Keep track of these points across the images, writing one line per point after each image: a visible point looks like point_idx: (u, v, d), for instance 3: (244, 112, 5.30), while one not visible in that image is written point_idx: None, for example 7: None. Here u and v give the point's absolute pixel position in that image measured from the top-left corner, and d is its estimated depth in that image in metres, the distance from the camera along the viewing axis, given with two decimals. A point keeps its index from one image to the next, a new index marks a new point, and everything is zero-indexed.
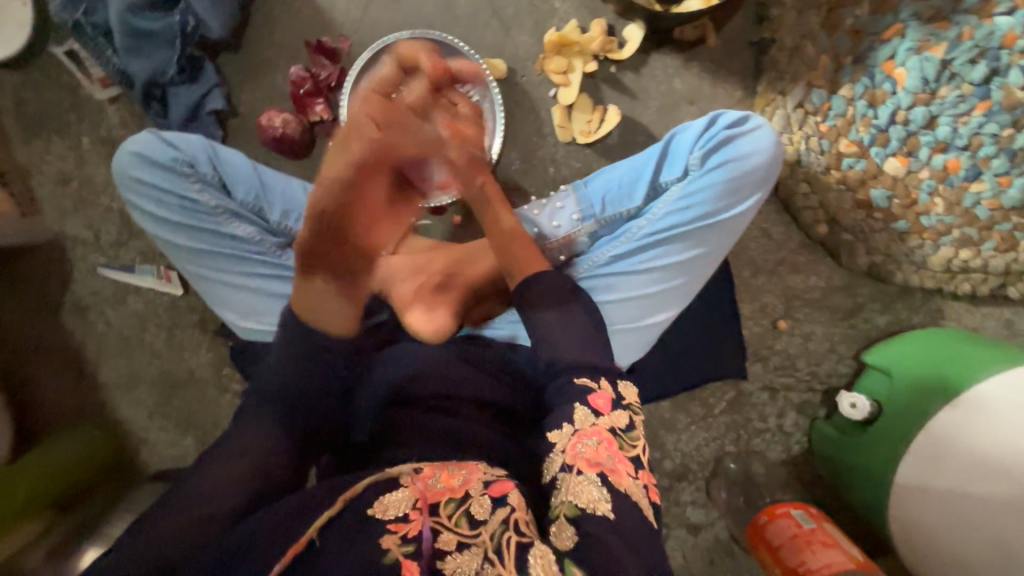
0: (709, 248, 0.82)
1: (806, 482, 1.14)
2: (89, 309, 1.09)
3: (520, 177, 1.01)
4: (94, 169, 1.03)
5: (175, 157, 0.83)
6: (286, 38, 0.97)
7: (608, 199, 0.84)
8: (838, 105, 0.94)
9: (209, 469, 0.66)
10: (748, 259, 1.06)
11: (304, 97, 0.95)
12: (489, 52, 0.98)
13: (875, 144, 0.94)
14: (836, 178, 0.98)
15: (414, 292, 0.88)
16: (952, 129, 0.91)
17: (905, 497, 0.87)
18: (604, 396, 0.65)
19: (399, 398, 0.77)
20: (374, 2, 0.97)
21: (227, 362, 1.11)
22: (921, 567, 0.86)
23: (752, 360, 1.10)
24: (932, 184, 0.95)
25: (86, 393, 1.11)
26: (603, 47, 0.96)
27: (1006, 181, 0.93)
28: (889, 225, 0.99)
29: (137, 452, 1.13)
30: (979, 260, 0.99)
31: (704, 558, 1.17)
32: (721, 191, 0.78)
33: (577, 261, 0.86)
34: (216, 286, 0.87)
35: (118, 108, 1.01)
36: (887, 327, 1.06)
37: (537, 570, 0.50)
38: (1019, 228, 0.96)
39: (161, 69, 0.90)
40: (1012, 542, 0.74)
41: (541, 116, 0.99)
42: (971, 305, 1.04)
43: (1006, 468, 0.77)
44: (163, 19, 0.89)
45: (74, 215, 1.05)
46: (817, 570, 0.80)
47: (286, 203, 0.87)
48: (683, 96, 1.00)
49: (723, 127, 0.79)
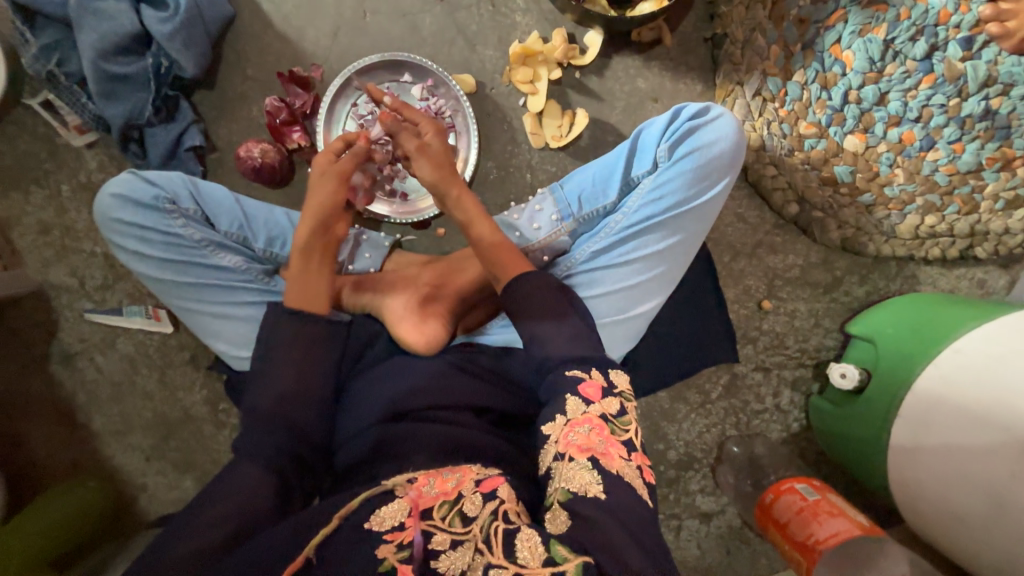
0: (685, 235, 0.84)
1: (809, 458, 1.15)
2: (78, 356, 1.07)
3: (499, 185, 1.03)
4: (75, 215, 1.04)
5: (156, 195, 0.83)
6: (258, 71, 1.00)
7: (584, 197, 0.87)
8: (794, 90, 0.99)
9: (205, 504, 0.65)
10: (727, 244, 1.10)
11: (281, 126, 0.97)
12: (458, 68, 1.01)
13: (833, 124, 0.99)
14: (801, 159, 1.02)
15: (404, 307, 0.89)
16: (902, 104, 0.96)
17: (902, 458, 0.86)
18: (593, 383, 0.66)
19: (398, 410, 0.78)
20: (341, 30, 1.00)
21: (223, 397, 1.10)
22: (931, 525, 0.85)
23: (743, 342, 1.12)
24: (891, 157, 0.99)
25: (77, 444, 1.08)
26: (566, 54, 1.00)
27: (959, 147, 0.98)
28: (856, 199, 1.04)
29: (135, 500, 1.10)
30: (944, 224, 1.04)
31: (719, 546, 1.17)
32: (691, 179, 0.82)
33: (560, 260, 0.88)
34: (206, 318, 0.87)
35: (97, 153, 1.02)
36: (868, 298, 1.10)
37: (525, 552, 0.51)
38: (977, 191, 1.01)
39: (137, 111, 0.91)
40: (1005, 491, 0.72)
41: (513, 124, 1.03)
42: (943, 268, 1.10)
43: (991, 419, 0.74)
44: (137, 62, 0.91)
45: (57, 263, 1.05)
46: (826, 540, 0.81)
47: (270, 230, 0.90)
48: (647, 95, 1.04)
49: (687, 119, 0.83)
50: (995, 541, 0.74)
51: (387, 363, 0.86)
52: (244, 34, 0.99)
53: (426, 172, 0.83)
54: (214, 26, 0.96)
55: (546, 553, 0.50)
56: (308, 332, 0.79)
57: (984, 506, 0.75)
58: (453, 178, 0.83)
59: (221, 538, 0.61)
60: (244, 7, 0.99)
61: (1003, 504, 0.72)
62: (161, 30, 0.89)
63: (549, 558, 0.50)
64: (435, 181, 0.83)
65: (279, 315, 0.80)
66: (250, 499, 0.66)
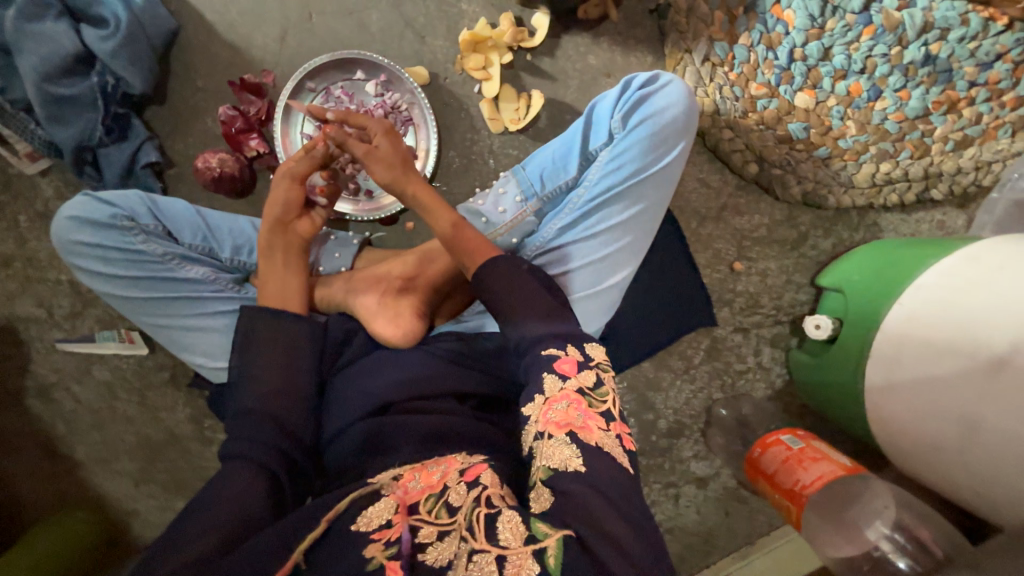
0: (648, 203, 0.86)
1: (795, 412, 1.18)
2: (53, 388, 1.05)
3: (463, 173, 1.04)
4: (36, 245, 1.02)
5: (114, 214, 0.83)
6: (210, 82, 1.00)
7: (545, 176, 0.89)
8: (741, 53, 1.01)
9: (189, 517, 0.63)
10: (692, 210, 1.13)
11: (237, 134, 0.96)
12: (409, 61, 1.02)
13: (782, 83, 1.01)
14: (755, 120, 1.05)
15: (378, 304, 0.89)
16: (846, 57, 0.98)
17: (878, 398, 0.89)
18: (569, 359, 0.67)
19: (381, 404, 0.77)
20: (288, 33, 1.00)
21: (207, 414, 1.09)
22: (908, 457, 0.88)
23: (719, 306, 1.15)
24: (841, 109, 1.02)
25: (63, 478, 1.07)
26: (515, 37, 1.01)
27: (905, 95, 1.00)
28: (812, 154, 1.06)
29: (130, 526, 1.09)
30: (899, 169, 1.06)
31: (717, 508, 1.19)
32: (647, 146, 0.83)
33: (529, 241, 0.89)
34: (179, 333, 0.87)
35: (51, 179, 1.00)
36: (836, 250, 1.14)
37: (507, 533, 0.50)
38: (927, 134, 1.03)
39: (87, 132, 0.91)
40: (972, 413, 0.73)
41: (471, 112, 1.04)
42: (903, 214, 1.14)
43: (950, 345, 0.76)
44: (81, 83, 0.90)
45: (23, 296, 1.03)
46: (811, 484, 0.82)
47: (236, 240, 0.89)
48: (599, 71, 1.07)
49: (637, 89, 0.84)
50: (970, 464, 0.76)
51: (366, 359, 0.86)
52: (191, 46, 0.99)
53: (380, 175, 0.83)
54: (158, 39, 0.95)
55: (528, 532, 0.50)
56: (287, 332, 0.80)
57: (956, 431, 0.76)
58: (407, 174, 0.84)
59: (218, 541, 0.59)
60: (188, 19, 0.98)
61: (974, 426, 0.74)
62: (104, 48, 0.89)
63: (531, 536, 0.49)
64: (390, 181, 0.83)
65: (253, 321, 0.80)
66: (241, 504, 0.64)
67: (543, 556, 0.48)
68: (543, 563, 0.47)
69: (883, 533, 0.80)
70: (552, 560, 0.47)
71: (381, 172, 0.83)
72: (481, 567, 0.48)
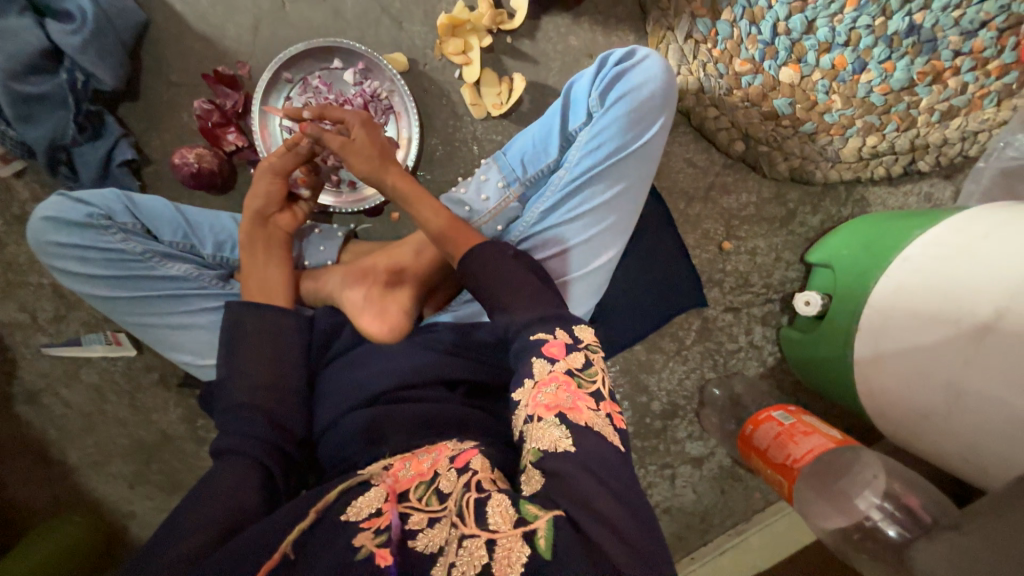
0: (630, 181, 0.85)
1: (788, 389, 1.19)
2: (42, 393, 1.04)
3: (447, 161, 1.04)
4: (15, 249, 1.00)
5: (90, 213, 0.81)
6: (184, 76, 0.98)
7: (526, 160, 0.88)
8: (724, 29, 1.00)
9: (179, 513, 0.62)
10: (680, 190, 1.12)
11: (215, 129, 0.95)
12: (387, 48, 1.00)
13: (766, 58, 1.00)
14: (739, 96, 1.04)
15: (363, 298, 0.87)
16: (830, 29, 0.97)
17: (867, 370, 0.89)
18: (558, 342, 0.66)
19: (370, 397, 0.76)
20: (262, 23, 0.98)
21: (199, 413, 1.09)
22: (899, 427, 0.88)
23: (709, 286, 1.15)
24: (826, 84, 1.01)
25: (57, 483, 1.06)
26: (494, 20, 0.99)
27: (890, 66, 0.99)
28: (798, 129, 1.05)
29: (128, 528, 1.10)
30: (885, 143, 1.05)
31: (713, 487, 1.20)
32: (626, 124, 0.82)
33: (513, 227, 0.88)
34: (163, 332, 0.86)
35: (27, 181, 0.98)
36: (825, 226, 1.14)
37: (497, 517, 0.50)
38: (913, 106, 1.02)
39: (60, 131, 0.89)
40: (961, 381, 0.73)
41: (452, 99, 1.03)
42: (890, 187, 1.14)
43: (935, 314, 0.76)
44: (50, 80, 0.88)
45: (5, 301, 1.01)
46: (801, 458, 0.83)
47: (217, 235, 0.88)
48: (580, 53, 1.05)
49: (613, 65, 0.84)
50: (958, 430, 0.76)
51: (355, 352, 0.85)
52: (163, 39, 0.97)
53: (359, 167, 0.82)
54: (127, 33, 0.93)
55: (517, 514, 0.50)
56: (272, 326, 0.79)
57: (943, 399, 0.77)
58: (385, 168, 0.82)
59: (214, 535, 0.58)
60: (159, 12, 0.96)
61: (959, 393, 0.74)
62: (70, 43, 0.86)
63: (520, 518, 0.50)
64: (370, 172, 0.82)
65: (238, 317, 0.79)
66: (236, 500, 0.63)
67: (532, 538, 0.48)
68: (533, 544, 0.48)
69: (874, 503, 0.81)
70: (544, 542, 0.48)
71: (361, 163, 0.82)
72: (470, 551, 0.47)
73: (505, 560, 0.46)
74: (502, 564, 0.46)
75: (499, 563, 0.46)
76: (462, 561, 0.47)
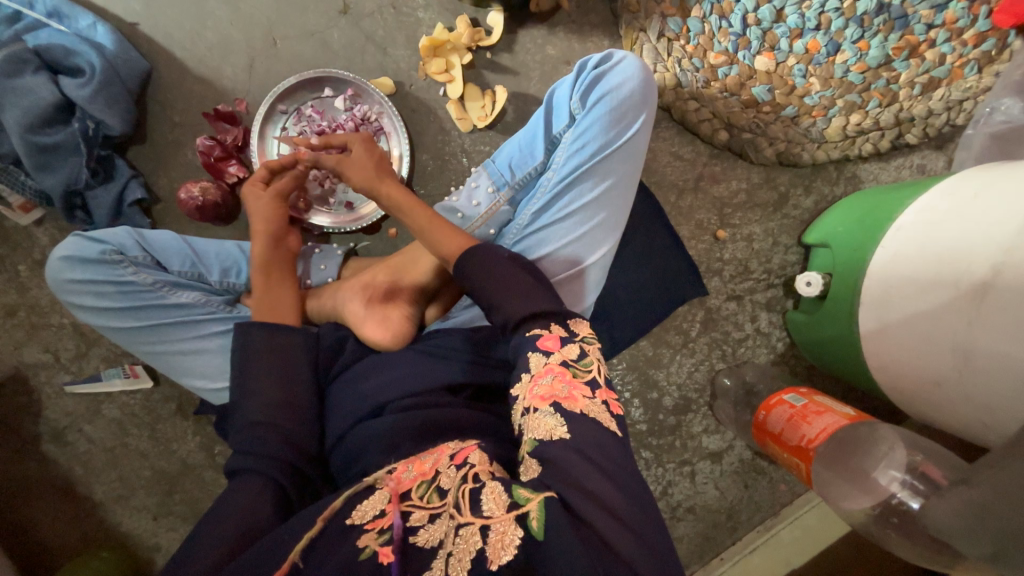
0: (617, 177, 0.87)
1: (800, 374, 1.17)
2: (66, 431, 1.08)
3: (439, 175, 1.08)
4: (37, 292, 1.05)
5: (103, 249, 0.86)
6: (187, 117, 1.04)
7: (514, 165, 0.92)
8: (695, 25, 1.03)
9: (197, 532, 0.64)
10: (670, 183, 1.13)
11: (216, 162, 1.00)
12: (374, 73, 1.06)
13: (739, 49, 1.03)
14: (718, 88, 1.06)
15: (365, 309, 0.89)
16: (800, 15, 1.00)
17: (874, 343, 0.88)
18: (552, 336, 0.67)
19: (376, 407, 0.78)
20: (256, 60, 1.04)
21: (217, 440, 1.11)
22: (912, 398, 0.86)
23: (709, 276, 1.15)
24: (802, 67, 1.02)
25: (84, 520, 1.08)
26: (473, 37, 1.05)
27: (864, 45, 1.01)
28: (780, 114, 1.06)
29: (154, 561, 1.11)
30: (870, 119, 1.06)
31: (736, 482, 1.17)
32: (608, 122, 0.85)
33: (506, 230, 0.91)
34: (176, 358, 0.89)
35: (46, 228, 1.04)
36: (819, 206, 1.15)
37: (491, 504, 0.50)
38: (892, 81, 1.03)
39: (74, 177, 0.95)
40: (972, 344, 0.71)
41: (440, 115, 1.07)
42: (882, 162, 1.14)
43: (934, 279, 0.76)
44: (63, 130, 0.94)
45: (29, 343, 1.06)
46: (816, 437, 0.85)
47: (223, 262, 0.93)
48: (558, 60, 1.10)
49: (592, 69, 0.87)
50: (970, 395, 0.74)
51: (359, 363, 0.86)
52: (166, 85, 1.04)
53: (356, 179, 0.86)
54: (133, 81, 1.00)
55: (510, 499, 0.50)
56: (277, 343, 0.81)
57: (952, 363, 0.75)
58: (380, 177, 0.86)
59: (227, 548, 0.61)
60: (160, 60, 1.03)
61: (966, 356, 0.72)
62: (81, 94, 0.94)
63: (513, 502, 0.49)
64: (366, 183, 0.86)
65: (247, 334, 0.81)
66: (250, 516, 0.65)
67: (525, 520, 0.47)
68: (526, 527, 0.47)
69: (896, 477, 0.77)
70: (536, 523, 0.47)
71: (357, 175, 0.86)
72: (466, 539, 0.48)
73: (498, 544, 0.47)
74: (495, 548, 0.46)
75: (493, 547, 0.47)
76: (459, 549, 0.48)
